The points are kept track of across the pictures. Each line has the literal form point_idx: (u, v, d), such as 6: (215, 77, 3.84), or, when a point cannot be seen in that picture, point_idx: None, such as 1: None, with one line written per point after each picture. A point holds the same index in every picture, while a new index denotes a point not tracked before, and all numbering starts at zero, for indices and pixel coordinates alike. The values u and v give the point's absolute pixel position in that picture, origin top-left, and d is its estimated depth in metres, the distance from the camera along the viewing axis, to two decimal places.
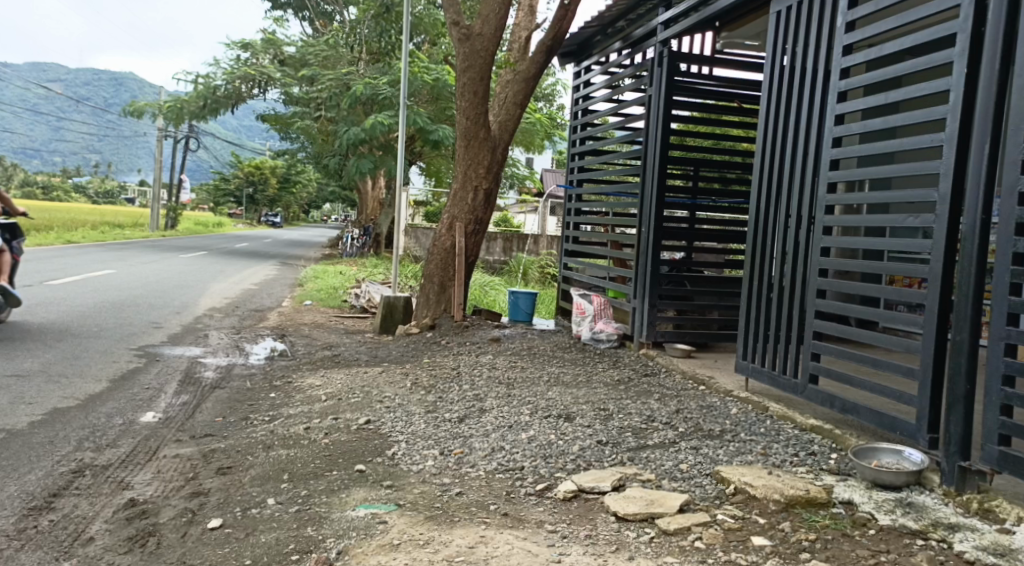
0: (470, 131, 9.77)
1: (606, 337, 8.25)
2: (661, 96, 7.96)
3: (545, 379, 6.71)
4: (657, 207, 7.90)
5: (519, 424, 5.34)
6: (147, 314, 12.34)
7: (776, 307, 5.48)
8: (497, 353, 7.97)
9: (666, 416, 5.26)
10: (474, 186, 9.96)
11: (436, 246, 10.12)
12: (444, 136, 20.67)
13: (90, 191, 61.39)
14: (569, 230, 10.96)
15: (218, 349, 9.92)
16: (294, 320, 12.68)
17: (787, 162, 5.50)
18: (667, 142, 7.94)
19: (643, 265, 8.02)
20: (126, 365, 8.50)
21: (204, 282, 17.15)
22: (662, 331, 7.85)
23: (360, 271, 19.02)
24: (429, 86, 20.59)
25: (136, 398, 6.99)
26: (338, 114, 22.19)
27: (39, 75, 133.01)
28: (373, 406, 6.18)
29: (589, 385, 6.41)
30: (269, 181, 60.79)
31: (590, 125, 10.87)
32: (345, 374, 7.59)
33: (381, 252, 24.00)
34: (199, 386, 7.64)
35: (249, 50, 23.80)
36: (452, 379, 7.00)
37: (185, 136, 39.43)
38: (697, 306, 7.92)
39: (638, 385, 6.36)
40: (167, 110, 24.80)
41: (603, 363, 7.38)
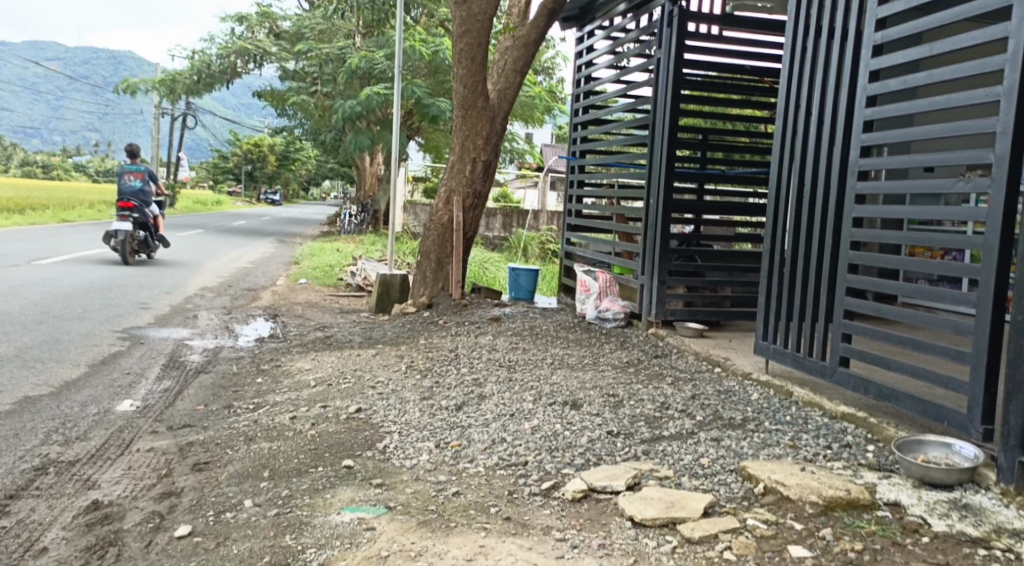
0: (469, 100, 9.29)
1: (613, 316, 7.82)
2: (671, 58, 7.47)
3: (549, 362, 6.30)
4: (666, 177, 7.45)
5: (522, 412, 4.93)
6: (136, 294, 11.90)
7: (802, 283, 5.06)
8: (498, 334, 7.54)
9: (681, 403, 4.85)
10: (472, 158, 9.49)
11: (433, 221, 9.67)
12: (443, 110, 20.17)
13: (89, 170, 60.79)
14: (571, 204, 10.48)
15: (206, 331, 9.48)
16: (288, 299, 12.26)
17: (814, 125, 5.07)
18: (676, 108, 7.46)
19: (652, 240, 7.56)
20: (107, 348, 8.08)
21: (199, 261, 16.73)
22: (672, 309, 7.42)
23: (358, 248, 18.59)
24: (427, 58, 20.04)
25: (115, 385, 6.58)
26: (335, 89, 21.64)
27: (36, 53, 132.04)
28: (364, 392, 5.77)
29: (596, 369, 5.99)
30: (268, 159, 60.26)
31: (593, 93, 10.36)
32: (337, 356, 7.17)
33: (380, 229, 23.56)
34: (183, 371, 7.24)
35: (244, 23, 23.18)
36: (450, 362, 6.59)
37: (183, 113, 38.87)
38: (711, 283, 7.50)
39: (649, 369, 5.94)
40: (161, 86, 24.24)
41: (610, 344, 6.97)
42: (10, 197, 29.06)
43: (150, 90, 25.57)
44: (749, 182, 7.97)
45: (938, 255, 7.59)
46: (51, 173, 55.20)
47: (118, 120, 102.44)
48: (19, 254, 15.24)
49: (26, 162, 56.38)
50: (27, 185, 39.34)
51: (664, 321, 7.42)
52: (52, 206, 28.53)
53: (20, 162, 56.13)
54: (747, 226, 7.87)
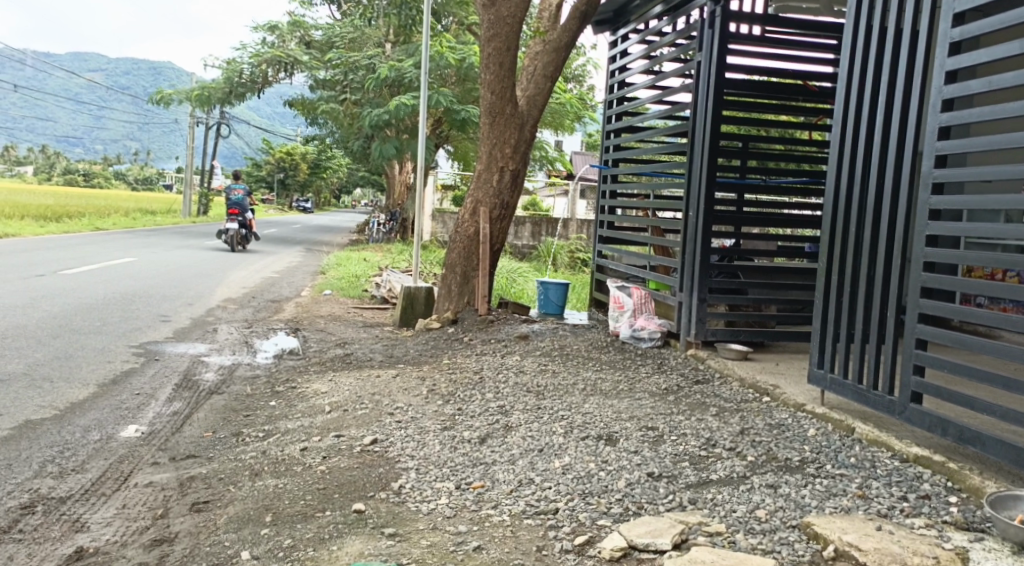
0: (496, 107, 8.89)
1: (649, 335, 7.33)
2: (712, 61, 7.01)
3: (581, 388, 5.84)
4: (707, 188, 6.98)
5: (552, 447, 4.50)
6: (157, 306, 11.61)
7: (864, 306, 4.62)
8: (526, 354, 7.11)
9: (729, 439, 4.42)
10: (499, 167, 9.06)
11: (458, 233, 9.26)
12: (471, 117, 19.82)
13: (127, 178, 61.35)
14: (603, 215, 10.01)
15: (225, 346, 9.14)
16: (311, 312, 11.91)
17: (878, 134, 4.63)
18: (717, 114, 6.99)
19: (691, 254, 7.08)
20: (120, 366, 7.75)
21: (224, 270, 16.47)
22: (713, 330, 6.93)
23: (385, 258, 18.25)
24: (455, 66, 19.68)
25: (122, 407, 6.24)
26: (365, 97, 21.38)
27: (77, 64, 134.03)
28: (382, 420, 5.35)
29: (632, 396, 5.54)
30: (300, 167, 60.38)
31: (628, 99, 9.91)
32: (356, 378, 6.77)
33: (408, 238, 23.26)
34: (196, 391, 6.88)
35: (275, 31, 22.99)
36: (475, 387, 6.16)
37: (217, 122, 38.92)
38: (755, 301, 7.00)
39: (690, 397, 5.48)
40: (194, 97, 24.13)
41: (646, 367, 6.51)
42: (44, 205, 29.17)
43: (183, 101, 25.44)
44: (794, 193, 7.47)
45: (999, 274, 7.02)
46: (91, 181, 55.76)
47: (152, 128, 103.56)
48: (44, 264, 15.07)
49: (65, 170, 56.98)
50: (65, 193, 39.55)
51: (704, 342, 6.93)
52: (86, 215, 28.55)
53: (62, 170, 56.75)
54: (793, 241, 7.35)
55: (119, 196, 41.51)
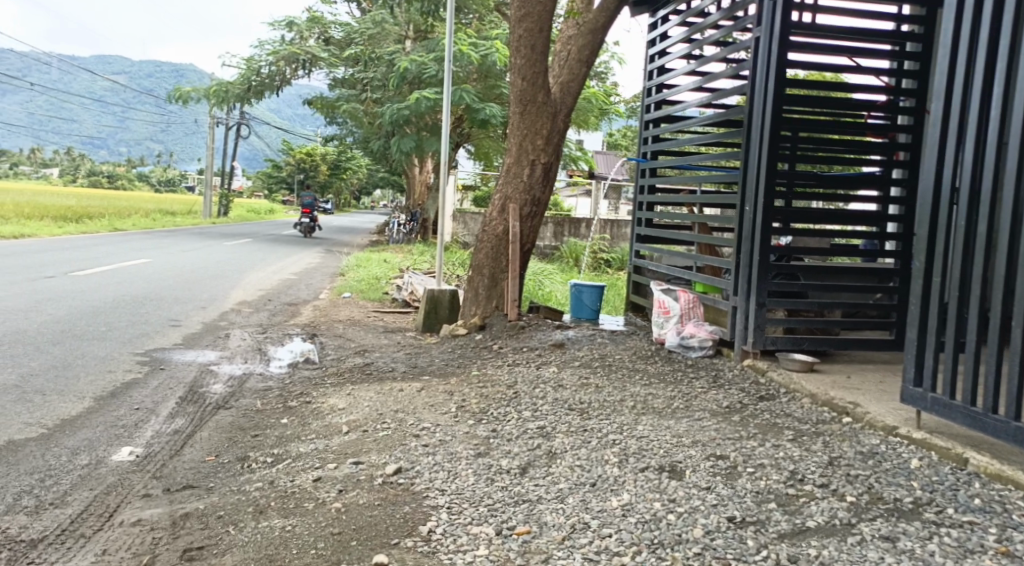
0: (528, 94, 8.23)
1: (699, 344, 6.64)
2: (773, 38, 6.32)
3: (630, 406, 5.15)
4: (766, 179, 6.28)
5: (607, 482, 3.84)
6: (168, 309, 11.01)
7: (976, 315, 3.93)
8: (564, 364, 6.44)
9: (820, 472, 3.74)
10: (530, 161, 8.40)
11: (486, 231, 8.62)
12: (493, 115, 19.20)
13: (151, 181, 61.21)
14: (641, 211, 9.28)
15: (237, 353, 8.53)
16: (328, 316, 11.29)
17: (996, 113, 3.94)
18: (779, 99, 6.28)
19: (748, 253, 6.37)
20: (122, 376, 7.13)
21: (240, 271, 15.90)
22: (772, 337, 6.22)
23: (406, 259, 17.65)
24: (477, 63, 19.06)
25: (117, 426, 5.61)
26: (385, 96, 20.80)
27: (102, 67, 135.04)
28: (406, 443, 4.69)
29: (692, 416, 4.84)
30: (320, 168, 60.06)
31: (667, 86, 9.23)
32: (377, 392, 6.12)
33: (429, 239, 22.69)
34: (201, 405, 6.24)
35: (294, 28, 22.40)
36: (509, 403, 5.48)
37: (238, 122, 38.54)
38: (818, 305, 6.30)
39: (758, 417, 4.78)
40: (212, 95, 23.63)
41: (699, 380, 5.81)
42: (64, 206, 28.81)
43: (202, 100, 24.87)
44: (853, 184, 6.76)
45: None
46: (116, 184, 55.62)
47: (175, 130, 103.77)
48: (54, 265, 14.53)
49: (89, 172, 56.87)
50: (87, 194, 39.27)
51: (762, 352, 6.24)
52: (108, 216, 28.20)
53: (87, 172, 56.71)
54: (853, 236, 6.63)
55: (141, 198, 41.08)
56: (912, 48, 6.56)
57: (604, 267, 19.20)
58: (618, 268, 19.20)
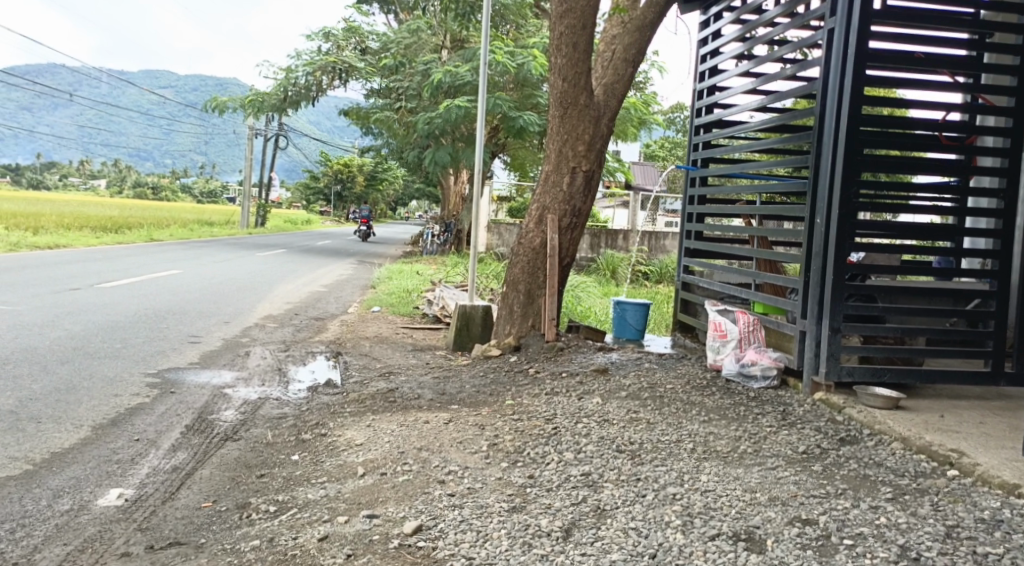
0: (569, 96, 7.58)
1: (762, 373, 5.93)
2: (848, 30, 5.60)
3: (690, 449, 4.45)
4: (842, 189, 5.55)
5: (670, 554, 3.18)
6: (190, 324, 10.49)
7: None
8: (611, 393, 5.77)
9: (937, 550, 3.10)
10: (571, 168, 7.74)
11: (522, 244, 7.95)
12: (530, 124, 18.58)
13: (194, 193, 61.27)
14: (690, 223, 8.58)
15: (254, 373, 7.94)
16: (356, 331, 10.69)
17: None
18: (858, 99, 5.54)
19: (819, 272, 5.65)
20: (127, 401, 6.57)
21: (269, 283, 15.37)
22: (848, 368, 5.52)
23: (440, 271, 17.08)
24: (513, 71, 18.46)
25: (111, 464, 5.02)
26: (420, 105, 20.25)
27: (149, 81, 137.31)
28: (430, 490, 4.06)
29: (764, 464, 4.14)
30: (357, 179, 60.03)
31: (719, 89, 8.51)
32: (400, 424, 5.47)
33: (464, 251, 22.15)
34: (208, 436, 5.62)
35: (331, 38, 21.98)
36: (549, 442, 4.80)
37: (277, 134, 38.36)
38: (900, 332, 5.60)
39: (843, 467, 4.09)
40: (248, 104, 23.29)
41: (765, 416, 5.11)
42: (103, 216, 28.68)
43: (238, 110, 24.45)
44: (931, 193, 6.02)
45: None
46: (159, 195, 55.92)
47: (215, 141, 104.59)
48: (79, 276, 14.10)
49: (135, 184, 57.17)
50: (128, 205, 39.29)
51: (835, 384, 5.54)
52: (145, 225, 27.95)
53: (131, 183, 57.12)
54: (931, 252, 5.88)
55: (181, 208, 40.88)
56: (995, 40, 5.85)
57: (642, 280, 18.57)
58: (655, 281, 18.56)
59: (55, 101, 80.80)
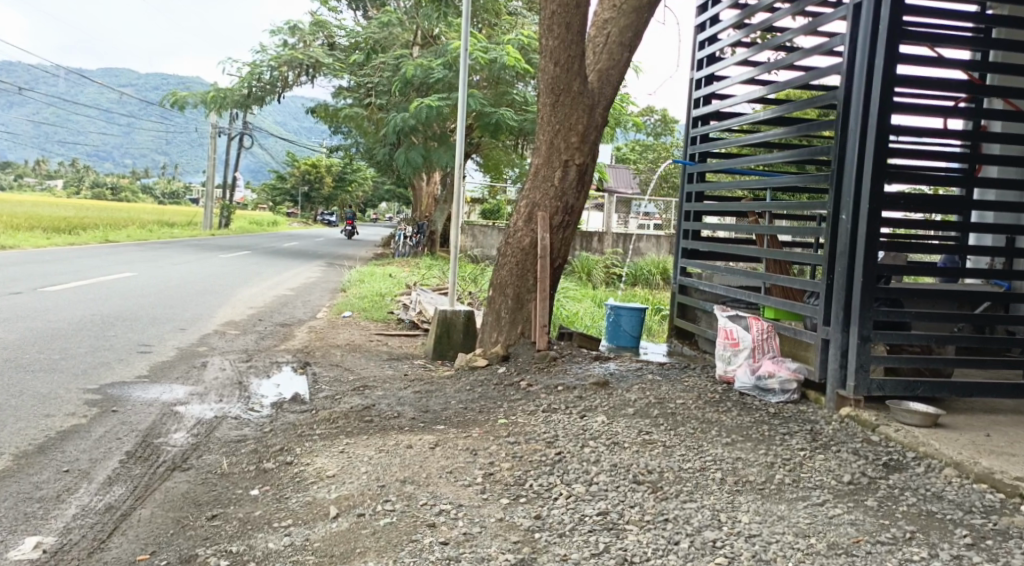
0: (561, 82, 7.00)
1: (780, 387, 5.35)
2: (880, 3, 4.99)
3: (718, 480, 3.89)
4: (873, 181, 4.95)
5: None
6: (144, 332, 9.76)
7: None
8: (617, 413, 5.20)
9: None
10: (563, 162, 7.15)
11: (510, 244, 7.35)
12: (504, 121, 17.94)
13: (156, 192, 59.83)
14: (687, 222, 8.01)
15: (213, 387, 7.26)
16: (325, 338, 10.03)
17: None
18: (891, 80, 4.95)
19: (847, 273, 5.05)
20: (68, 423, 5.87)
21: (232, 287, 14.63)
22: (879, 380, 4.96)
23: (412, 273, 16.46)
24: (486, 66, 17.77)
25: (34, 510, 4.36)
26: (390, 101, 19.55)
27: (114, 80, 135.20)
28: (414, 540, 3.53)
29: (804, 498, 3.62)
30: (325, 179, 59.28)
31: (718, 79, 7.92)
32: (378, 451, 4.89)
33: (436, 253, 21.54)
34: (151, 466, 5.02)
35: (297, 32, 21.03)
36: (554, 473, 4.27)
37: (243, 133, 37.35)
38: (934, 341, 5.04)
39: (896, 499, 3.57)
40: (211, 100, 22.38)
41: (793, 437, 4.52)
42: (62, 216, 27.62)
43: (200, 107, 23.52)
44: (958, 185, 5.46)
45: None
46: (121, 195, 54.46)
47: (178, 139, 102.80)
48: (27, 280, 13.26)
49: (95, 184, 55.68)
50: (89, 205, 38.09)
51: (864, 400, 4.96)
52: (104, 227, 26.94)
53: (93, 184, 55.63)
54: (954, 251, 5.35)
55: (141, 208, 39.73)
56: (1005, 19, 5.42)
57: (615, 282, 18.08)
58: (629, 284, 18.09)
59: (13, 98, 78.62)
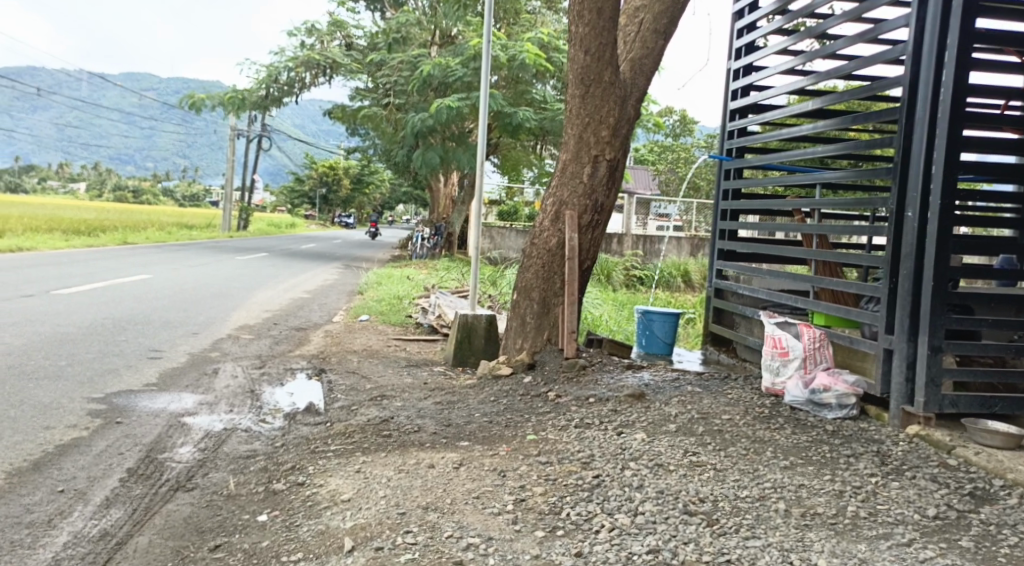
0: (592, 72, 6.56)
1: (837, 402, 4.88)
2: None
3: (781, 512, 3.45)
4: (945, 175, 4.46)
5: None
6: (155, 337, 9.40)
7: None
8: (657, 430, 4.76)
9: None
10: (592, 157, 6.71)
11: (535, 244, 6.92)
12: (523, 121, 17.50)
13: (176, 195, 59.85)
14: (723, 221, 7.54)
15: (223, 396, 6.86)
16: (341, 343, 9.63)
17: None
18: (964, 63, 4.45)
19: (913, 277, 4.57)
20: (68, 436, 5.48)
21: (248, 289, 14.28)
22: (951, 397, 4.49)
23: (431, 275, 16.06)
24: (506, 65, 17.32)
25: (22, 537, 3.97)
26: (408, 101, 19.16)
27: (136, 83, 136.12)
28: None
29: (883, 541, 3.20)
30: (343, 181, 59.23)
31: (756, 69, 7.42)
32: (397, 471, 4.46)
33: (454, 255, 21.15)
34: (153, 486, 4.62)
35: (315, 33, 20.69)
36: (592, 500, 3.82)
37: (261, 135, 37.15)
38: (1011, 353, 4.58)
39: (993, 545, 3.16)
40: (228, 101, 22.07)
41: (859, 460, 4.06)
42: (81, 219, 27.44)
43: (218, 108, 23.22)
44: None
45: None
46: (142, 198, 54.53)
47: (198, 142, 103.16)
48: (40, 282, 12.96)
49: (117, 188, 55.71)
50: (109, 208, 38.03)
51: (934, 417, 4.49)
52: (123, 229, 26.75)
53: (114, 187, 55.81)
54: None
55: (161, 212, 39.57)
56: None
57: (635, 285, 17.62)
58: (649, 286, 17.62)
59: (35, 102, 79.07)
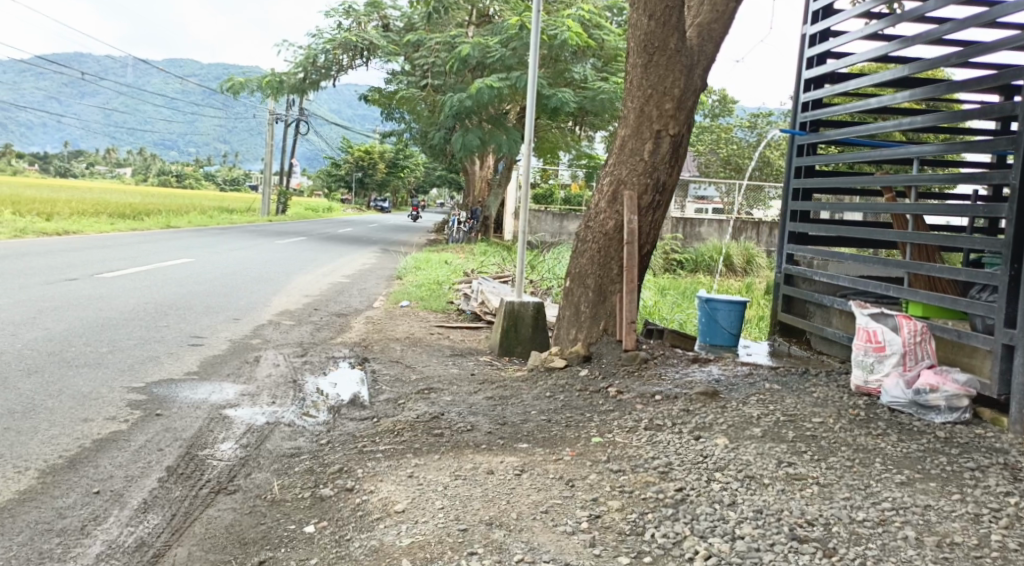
0: (657, 39, 6.04)
1: (946, 404, 4.33)
2: None
3: (913, 542, 3.00)
4: None
5: None
6: (193, 322, 9.05)
7: None
8: (742, 434, 4.25)
9: None
10: (655, 132, 6.15)
11: (591, 227, 6.41)
12: (564, 102, 16.88)
13: (216, 179, 60.02)
14: (795, 202, 6.97)
15: (263, 387, 6.45)
16: (384, 331, 9.20)
17: None
18: None
19: None
20: (101, 430, 5.10)
21: (286, 274, 13.93)
22: None
23: (471, 260, 15.60)
24: (547, 44, 16.70)
25: (52, 547, 3.57)
26: (447, 83, 18.63)
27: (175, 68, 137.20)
28: None
29: None
30: (378, 165, 58.96)
31: (834, 35, 6.82)
32: (455, 477, 4.00)
33: (493, 239, 20.68)
34: (192, 487, 4.20)
35: (352, 13, 20.13)
36: (681, 518, 3.31)
37: (299, 119, 36.88)
38: None
39: None
40: (266, 84, 21.70)
41: (988, 476, 3.58)
42: (123, 202, 27.35)
43: (255, 92, 22.88)
44: None
45: None
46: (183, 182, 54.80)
47: (235, 126, 103.65)
48: (80, 265, 12.71)
49: (159, 172, 55.97)
50: (149, 192, 38.06)
51: None
52: (164, 212, 26.65)
53: (155, 171, 56.20)
54: None
55: (199, 196, 39.51)
56: None
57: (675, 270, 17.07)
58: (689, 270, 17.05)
59: None
